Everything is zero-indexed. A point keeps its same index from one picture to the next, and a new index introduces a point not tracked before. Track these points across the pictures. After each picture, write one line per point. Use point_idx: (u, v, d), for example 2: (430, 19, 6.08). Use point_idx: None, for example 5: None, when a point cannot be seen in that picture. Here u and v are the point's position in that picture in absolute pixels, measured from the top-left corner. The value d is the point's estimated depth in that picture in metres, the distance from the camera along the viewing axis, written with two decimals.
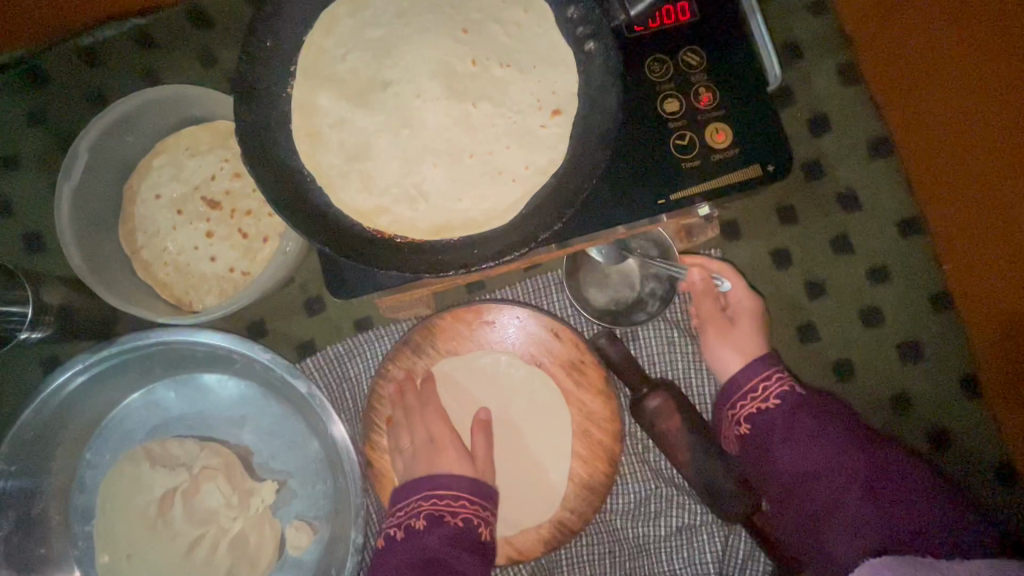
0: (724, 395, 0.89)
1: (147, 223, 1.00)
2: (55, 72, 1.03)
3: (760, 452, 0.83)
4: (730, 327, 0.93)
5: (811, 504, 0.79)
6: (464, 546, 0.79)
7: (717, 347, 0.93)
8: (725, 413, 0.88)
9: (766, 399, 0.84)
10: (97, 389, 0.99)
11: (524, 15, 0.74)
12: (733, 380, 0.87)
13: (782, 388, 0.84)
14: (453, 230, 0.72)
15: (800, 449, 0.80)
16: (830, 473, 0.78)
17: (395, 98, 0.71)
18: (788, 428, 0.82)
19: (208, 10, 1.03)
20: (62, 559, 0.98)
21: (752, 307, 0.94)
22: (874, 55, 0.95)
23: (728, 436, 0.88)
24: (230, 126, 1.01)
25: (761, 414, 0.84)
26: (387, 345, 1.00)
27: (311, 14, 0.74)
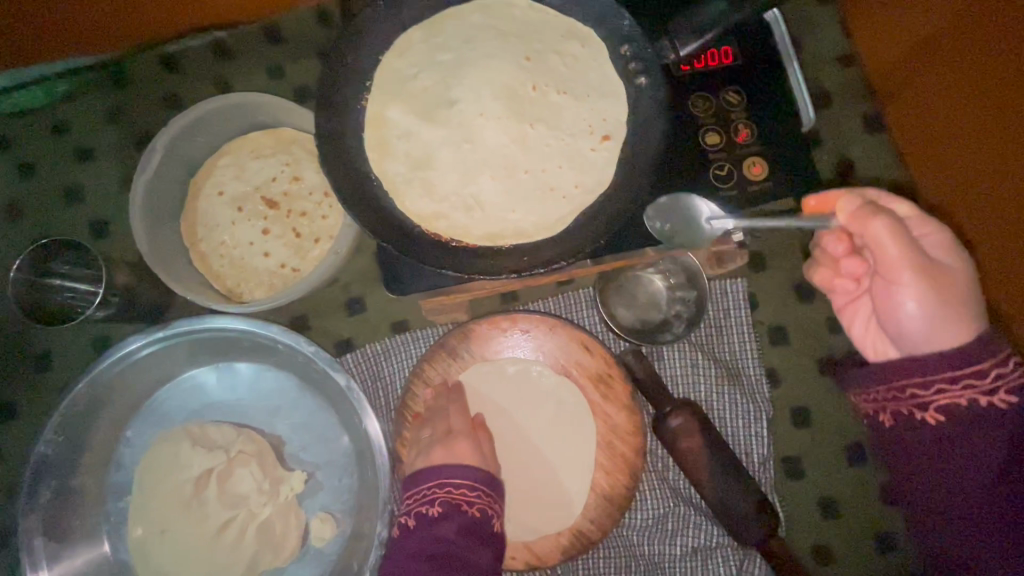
0: (899, 370, 0.73)
1: (208, 218, 1.07)
2: (137, 75, 1.12)
3: (931, 445, 0.73)
4: (932, 286, 0.69)
5: (950, 509, 0.75)
6: (478, 537, 0.81)
7: (909, 310, 0.70)
8: (896, 388, 0.74)
9: (975, 394, 0.70)
10: (146, 370, 1.03)
11: (581, 49, 0.80)
12: (928, 368, 0.70)
13: (1003, 390, 0.69)
14: (504, 238, 0.77)
15: (972, 452, 0.71)
16: (995, 489, 0.72)
17: (459, 115, 0.77)
18: (975, 439, 0.71)
19: (282, 28, 1.12)
20: (92, 533, 1.00)
21: (946, 248, 0.71)
22: (901, 106, 1.01)
23: (886, 409, 0.76)
24: (294, 134, 1.09)
25: (971, 406, 0.70)
26: (422, 347, 1.04)
27: (387, 37, 0.81)
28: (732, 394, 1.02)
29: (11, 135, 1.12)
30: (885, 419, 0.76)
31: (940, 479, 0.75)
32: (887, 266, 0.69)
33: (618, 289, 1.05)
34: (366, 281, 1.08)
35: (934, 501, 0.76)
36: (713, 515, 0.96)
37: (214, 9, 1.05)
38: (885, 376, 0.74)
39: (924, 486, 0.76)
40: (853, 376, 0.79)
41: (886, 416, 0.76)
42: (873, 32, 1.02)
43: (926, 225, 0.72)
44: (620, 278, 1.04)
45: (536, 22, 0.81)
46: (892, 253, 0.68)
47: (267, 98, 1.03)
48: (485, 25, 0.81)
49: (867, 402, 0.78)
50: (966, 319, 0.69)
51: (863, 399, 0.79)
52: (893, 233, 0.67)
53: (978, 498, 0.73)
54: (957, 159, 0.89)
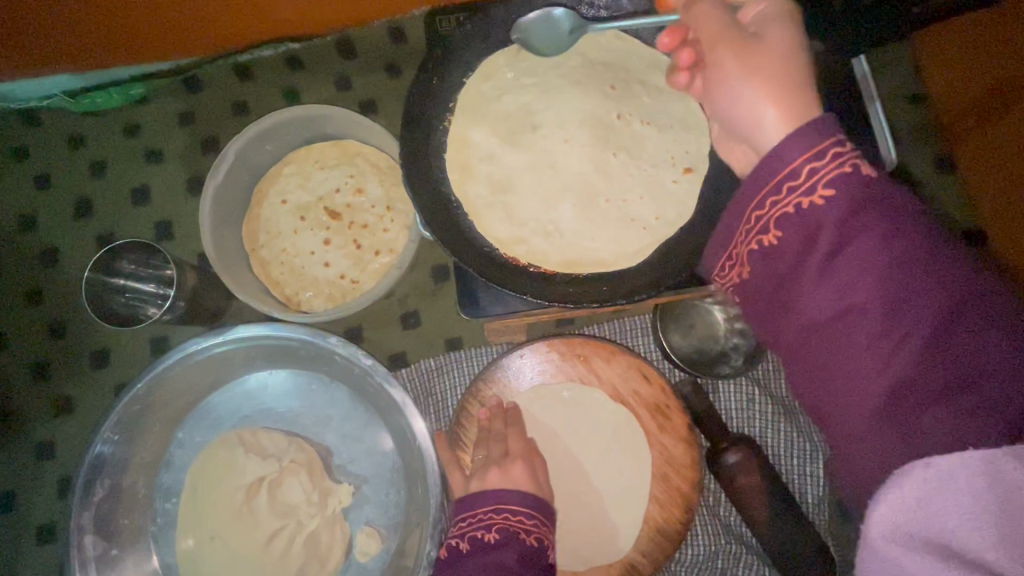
0: (753, 186, 0.54)
1: (271, 225, 1.08)
2: (210, 81, 1.14)
3: (784, 274, 0.53)
4: (765, 56, 0.59)
5: (833, 359, 0.52)
6: (536, 567, 0.75)
7: (750, 92, 0.59)
8: (754, 216, 0.54)
9: (807, 197, 0.51)
10: (202, 373, 1.03)
11: (665, 80, 0.81)
12: (783, 155, 0.51)
13: (834, 179, 0.50)
14: (583, 267, 0.79)
15: (846, 270, 0.50)
16: (871, 315, 0.49)
17: (543, 137, 0.79)
18: (818, 241, 0.51)
19: (353, 41, 1.14)
20: (141, 533, 1.01)
21: (777, 18, 0.60)
22: (976, 147, 1.00)
23: (743, 260, 0.57)
24: (359, 147, 1.10)
25: (810, 216, 0.51)
26: (476, 366, 1.04)
27: (473, 58, 0.82)
28: (789, 431, 1.00)
29: (83, 133, 1.14)
30: (752, 270, 0.56)
31: (818, 317, 0.52)
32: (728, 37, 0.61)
33: (676, 318, 1.03)
34: (423, 296, 1.08)
35: (808, 368, 0.54)
36: (768, 557, 0.93)
37: (293, 21, 1.08)
38: (729, 227, 0.57)
39: (797, 332, 0.54)
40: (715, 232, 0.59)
41: (750, 266, 0.56)
42: (948, 71, 1.01)
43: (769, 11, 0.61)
44: (678, 308, 1.03)
45: (622, 50, 0.82)
46: (711, 25, 0.62)
47: (337, 111, 1.04)
48: (570, 51, 0.82)
49: (726, 265, 0.59)
50: (786, 91, 0.57)
51: (727, 256, 0.59)
52: (716, 9, 0.62)
53: (871, 333, 0.49)
54: None
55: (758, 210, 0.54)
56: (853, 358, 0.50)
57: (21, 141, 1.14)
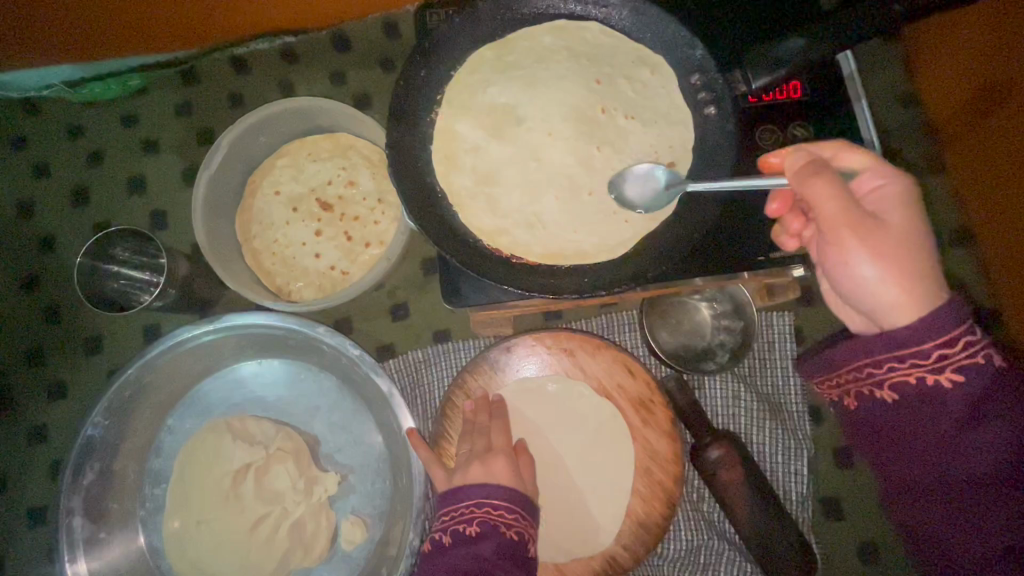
0: (867, 347, 0.63)
1: (264, 216, 1.09)
2: (207, 73, 1.16)
3: (894, 421, 0.64)
4: (892, 233, 0.61)
5: (935, 503, 0.62)
6: (515, 561, 0.76)
7: (875, 271, 0.61)
8: (869, 367, 0.64)
9: (932, 373, 0.60)
10: (193, 360, 1.04)
11: (650, 75, 0.82)
12: (914, 334, 0.59)
13: (968, 366, 0.58)
14: (565, 258, 0.80)
15: (960, 445, 0.60)
16: (999, 488, 0.59)
17: (528, 129, 0.81)
18: (943, 416, 0.60)
19: (348, 36, 1.15)
20: (129, 518, 1.02)
21: (898, 200, 0.64)
22: (965, 149, 1.00)
23: (850, 392, 0.68)
24: (352, 140, 1.11)
25: (924, 384, 0.60)
26: (463, 358, 1.05)
27: (461, 52, 0.84)
28: (774, 429, 1.00)
29: (83, 124, 1.16)
30: (860, 407, 0.67)
31: (924, 469, 0.62)
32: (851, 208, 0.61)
33: (663, 314, 1.04)
34: (412, 288, 1.09)
35: (912, 501, 0.64)
36: (749, 553, 0.93)
37: (290, 15, 1.09)
38: (838, 361, 0.67)
39: (903, 474, 0.64)
40: (827, 353, 0.69)
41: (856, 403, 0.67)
42: (940, 72, 1.01)
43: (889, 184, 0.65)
44: (665, 304, 1.03)
45: (610, 45, 0.82)
46: (831, 207, 0.61)
47: (330, 104, 1.05)
48: (557, 46, 0.82)
49: (832, 384, 0.70)
50: (908, 274, 0.60)
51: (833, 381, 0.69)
52: (833, 187, 0.61)
53: (979, 495, 0.59)
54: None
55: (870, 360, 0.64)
56: (972, 512, 0.60)
57: (21, 130, 1.16)
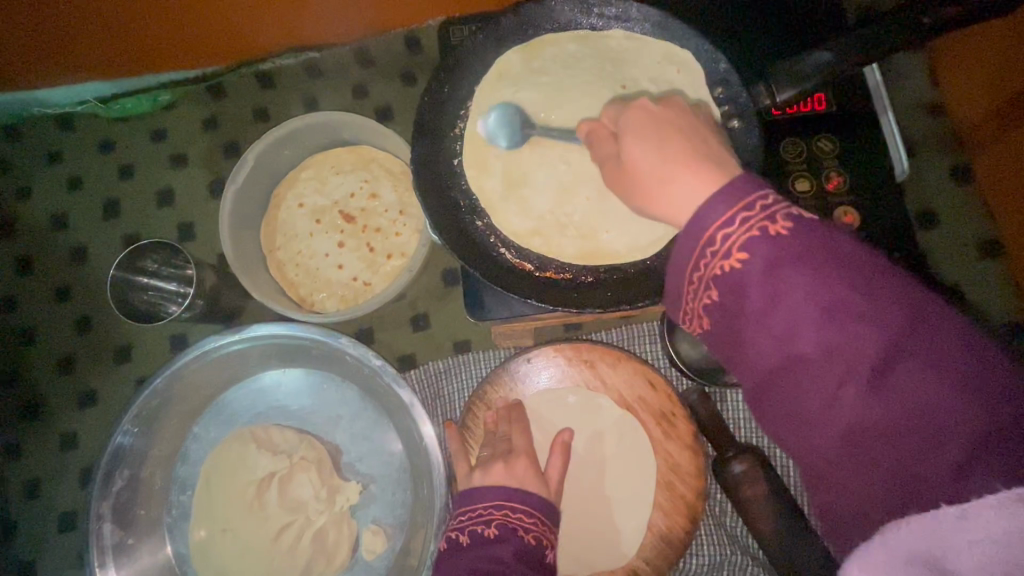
0: (677, 255, 0.51)
1: (288, 228, 1.11)
2: (233, 87, 1.19)
3: (731, 322, 0.50)
4: (642, 136, 0.57)
5: (796, 405, 0.48)
6: (534, 564, 0.75)
7: (689, 189, 0.51)
8: (697, 269, 0.50)
9: (722, 259, 0.48)
10: (220, 369, 1.06)
11: (677, 74, 0.82)
12: (698, 220, 0.48)
13: (753, 239, 0.46)
14: (594, 257, 0.81)
15: (779, 324, 0.46)
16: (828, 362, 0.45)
17: (556, 135, 0.83)
18: (743, 300, 0.48)
19: (370, 50, 1.17)
20: (156, 524, 1.04)
21: (645, 120, 0.58)
22: (994, 161, 0.98)
23: (700, 314, 0.53)
24: (375, 153, 1.13)
25: (747, 263, 0.47)
26: (484, 369, 1.05)
27: (484, 69, 0.85)
28: None
29: (113, 138, 1.20)
30: (710, 322, 0.52)
31: (755, 365, 0.49)
32: (607, 157, 0.63)
33: None
34: (434, 299, 1.10)
35: (767, 408, 0.50)
36: (774, 569, 0.92)
37: (313, 30, 1.11)
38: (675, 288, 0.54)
39: (752, 380, 0.50)
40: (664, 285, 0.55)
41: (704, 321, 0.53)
42: (967, 81, 0.99)
43: (642, 111, 0.59)
44: None
45: (640, 53, 0.83)
46: (646, 153, 0.56)
47: (355, 119, 1.07)
48: (582, 61, 0.83)
49: (688, 321, 0.55)
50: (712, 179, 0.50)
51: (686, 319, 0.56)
52: (646, 139, 0.56)
53: (853, 384, 0.44)
54: None
55: (692, 270, 0.50)
56: (816, 400, 0.46)
57: (54, 144, 1.20)
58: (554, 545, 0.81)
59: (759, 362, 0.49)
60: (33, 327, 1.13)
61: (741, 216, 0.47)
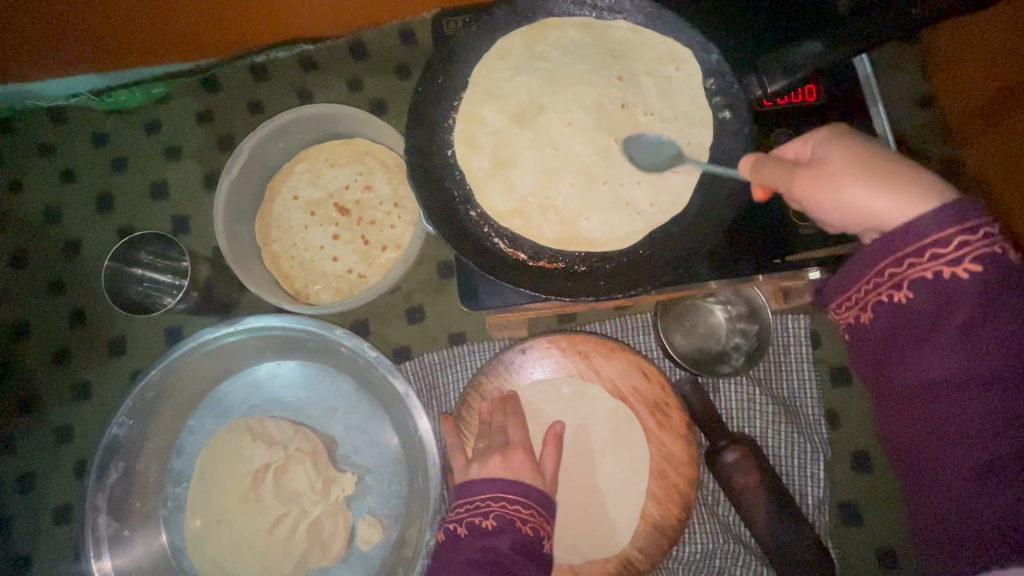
0: (877, 251, 0.56)
1: (282, 221, 1.12)
2: (227, 80, 1.18)
3: (903, 330, 0.57)
4: (850, 154, 0.60)
5: (936, 418, 0.56)
6: (531, 556, 0.76)
7: (868, 195, 0.58)
8: (881, 272, 0.57)
9: (948, 267, 0.54)
10: (216, 361, 1.06)
11: (675, 72, 0.83)
12: (919, 226, 0.54)
13: (975, 261, 0.53)
14: (575, 245, 0.82)
15: (955, 348, 0.54)
16: (972, 393, 0.54)
17: (546, 125, 0.82)
18: (940, 314, 0.55)
19: (365, 43, 1.17)
20: (151, 516, 1.04)
21: (831, 141, 0.62)
22: (985, 153, 0.98)
23: (866, 306, 0.59)
24: (369, 145, 1.13)
25: (940, 283, 0.54)
26: (478, 361, 1.06)
27: (478, 60, 0.86)
28: (789, 433, 0.99)
29: (108, 131, 1.19)
30: (873, 318, 0.59)
31: (914, 375, 0.57)
32: (785, 176, 0.63)
33: (677, 317, 1.04)
34: (428, 291, 1.10)
35: (904, 412, 0.59)
36: (766, 556, 0.93)
37: (308, 23, 1.11)
38: (844, 271, 0.60)
39: (902, 385, 0.59)
40: (839, 267, 0.61)
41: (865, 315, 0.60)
42: (958, 73, 1.00)
43: (828, 134, 0.63)
44: (680, 308, 1.04)
45: (636, 46, 0.84)
46: (843, 161, 0.60)
47: (349, 111, 1.07)
48: (575, 52, 0.83)
49: (841, 307, 0.62)
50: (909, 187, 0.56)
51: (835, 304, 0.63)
52: (836, 151, 0.61)
53: (993, 418, 0.54)
54: None
55: (881, 265, 0.57)
56: (964, 423, 0.55)
57: (48, 137, 1.20)
58: (551, 535, 0.82)
59: (919, 372, 0.57)
60: (27, 321, 1.13)
61: (947, 234, 0.53)
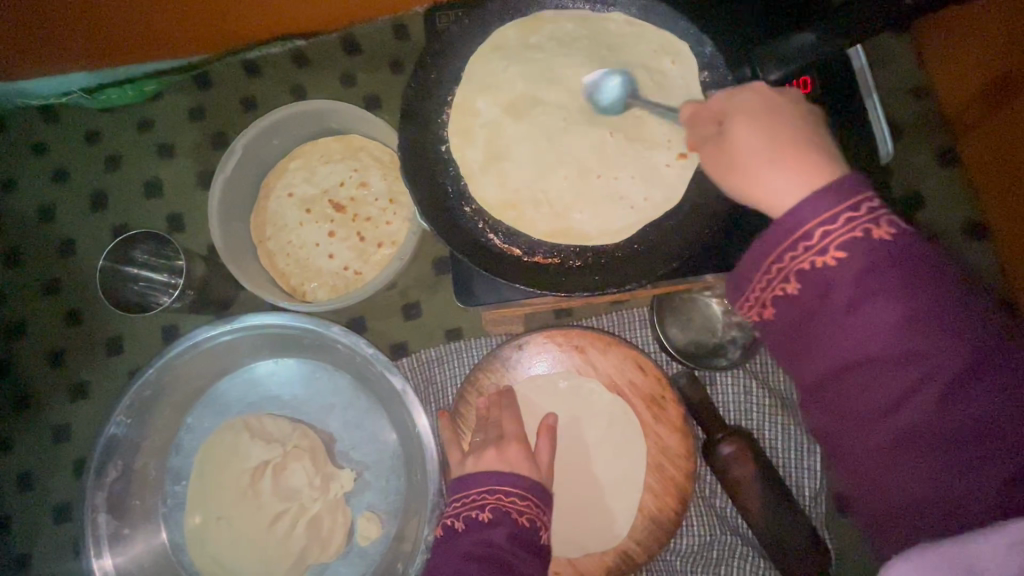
0: (766, 245, 0.52)
1: (278, 218, 1.11)
2: (220, 77, 1.18)
3: (800, 318, 0.52)
4: (761, 124, 0.57)
5: (857, 401, 0.50)
6: (528, 547, 0.76)
7: (784, 182, 0.54)
8: (779, 261, 0.52)
9: (820, 257, 0.50)
10: (213, 359, 1.06)
11: (671, 64, 0.82)
12: (798, 213, 0.50)
13: (847, 241, 0.49)
14: (568, 237, 0.82)
15: (858, 323, 0.49)
16: (907, 374, 0.48)
17: (540, 119, 0.82)
18: (825, 294, 0.50)
19: (358, 38, 1.17)
20: (151, 514, 1.04)
21: (752, 108, 0.59)
22: (979, 142, 0.98)
23: (767, 301, 0.54)
24: (364, 141, 1.13)
25: (834, 263, 0.49)
26: (475, 356, 1.06)
27: (471, 54, 0.85)
28: (785, 425, 1.00)
29: (100, 129, 1.19)
30: (774, 312, 0.54)
31: (824, 358, 0.51)
32: (707, 137, 0.63)
33: (673, 310, 1.04)
34: (424, 287, 1.10)
35: (826, 399, 0.53)
36: (763, 547, 0.94)
37: (299, 18, 1.11)
38: (744, 270, 0.55)
39: (813, 373, 0.53)
40: (734, 268, 0.56)
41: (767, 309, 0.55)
42: (953, 62, 1.00)
43: (749, 104, 0.59)
44: (676, 302, 1.04)
45: (630, 39, 0.83)
46: (752, 140, 0.57)
47: (343, 107, 1.07)
48: (569, 45, 0.83)
49: (746, 304, 0.56)
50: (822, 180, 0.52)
51: (738, 301, 0.57)
52: (757, 124, 0.57)
53: (921, 391, 0.47)
54: None
55: (772, 259, 0.52)
56: (888, 401, 0.48)
57: (40, 137, 1.19)
58: (548, 527, 0.83)
59: (834, 358, 0.51)
60: (22, 321, 1.13)
61: (839, 214, 0.49)
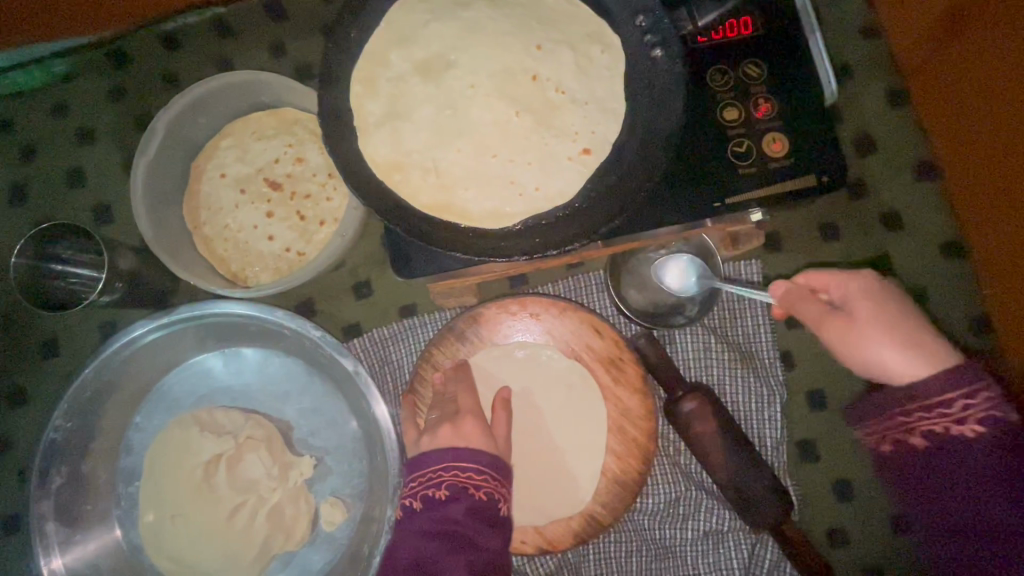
0: (891, 397, 0.72)
1: (211, 201, 1.05)
2: (136, 53, 1.09)
3: (917, 462, 0.73)
4: (876, 320, 0.71)
5: (959, 529, 0.71)
6: (486, 521, 0.76)
7: (887, 350, 0.70)
8: (903, 414, 0.71)
9: (954, 423, 0.68)
10: (156, 353, 1.01)
11: (608, 16, 0.79)
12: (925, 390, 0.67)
13: (983, 419, 0.66)
14: (503, 218, 0.78)
15: (976, 485, 0.68)
16: (1000, 534, 0.68)
17: (449, 82, 0.76)
18: (954, 462, 0.69)
19: (281, 3, 1.09)
20: (105, 517, 1.00)
21: (864, 291, 0.74)
22: (926, 81, 0.97)
23: (886, 437, 0.76)
24: (298, 114, 1.06)
25: (945, 434, 0.69)
26: (431, 332, 1.02)
27: (394, 11, 0.80)
28: (746, 378, 0.99)
29: (11, 118, 1.10)
30: (890, 448, 0.76)
31: (943, 503, 0.72)
32: (818, 314, 0.75)
33: (631, 272, 1.01)
34: (373, 264, 1.06)
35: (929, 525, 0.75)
36: (726, 499, 0.94)
37: None
38: (866, 411, 0.77)
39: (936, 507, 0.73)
40: (867, 400, 0.77)
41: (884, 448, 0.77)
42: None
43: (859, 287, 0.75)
44: (633, 263, 1.01)
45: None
46: (869, 309, 0.72)
47: (270, 77, 1.00)
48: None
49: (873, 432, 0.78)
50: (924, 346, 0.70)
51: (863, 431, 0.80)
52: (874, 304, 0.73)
53: (981, 525, 0.69)
54: (981, 121, 0.86)
55: (895, 415, 0.73)
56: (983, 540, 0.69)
57: None
58: (508, 498, 0.82)
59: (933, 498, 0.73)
60: None
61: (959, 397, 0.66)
